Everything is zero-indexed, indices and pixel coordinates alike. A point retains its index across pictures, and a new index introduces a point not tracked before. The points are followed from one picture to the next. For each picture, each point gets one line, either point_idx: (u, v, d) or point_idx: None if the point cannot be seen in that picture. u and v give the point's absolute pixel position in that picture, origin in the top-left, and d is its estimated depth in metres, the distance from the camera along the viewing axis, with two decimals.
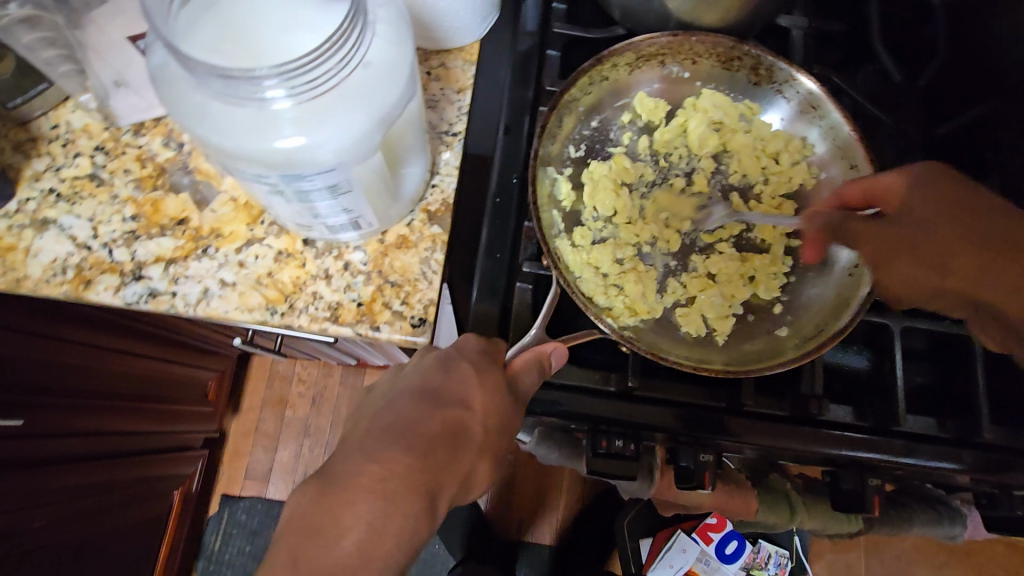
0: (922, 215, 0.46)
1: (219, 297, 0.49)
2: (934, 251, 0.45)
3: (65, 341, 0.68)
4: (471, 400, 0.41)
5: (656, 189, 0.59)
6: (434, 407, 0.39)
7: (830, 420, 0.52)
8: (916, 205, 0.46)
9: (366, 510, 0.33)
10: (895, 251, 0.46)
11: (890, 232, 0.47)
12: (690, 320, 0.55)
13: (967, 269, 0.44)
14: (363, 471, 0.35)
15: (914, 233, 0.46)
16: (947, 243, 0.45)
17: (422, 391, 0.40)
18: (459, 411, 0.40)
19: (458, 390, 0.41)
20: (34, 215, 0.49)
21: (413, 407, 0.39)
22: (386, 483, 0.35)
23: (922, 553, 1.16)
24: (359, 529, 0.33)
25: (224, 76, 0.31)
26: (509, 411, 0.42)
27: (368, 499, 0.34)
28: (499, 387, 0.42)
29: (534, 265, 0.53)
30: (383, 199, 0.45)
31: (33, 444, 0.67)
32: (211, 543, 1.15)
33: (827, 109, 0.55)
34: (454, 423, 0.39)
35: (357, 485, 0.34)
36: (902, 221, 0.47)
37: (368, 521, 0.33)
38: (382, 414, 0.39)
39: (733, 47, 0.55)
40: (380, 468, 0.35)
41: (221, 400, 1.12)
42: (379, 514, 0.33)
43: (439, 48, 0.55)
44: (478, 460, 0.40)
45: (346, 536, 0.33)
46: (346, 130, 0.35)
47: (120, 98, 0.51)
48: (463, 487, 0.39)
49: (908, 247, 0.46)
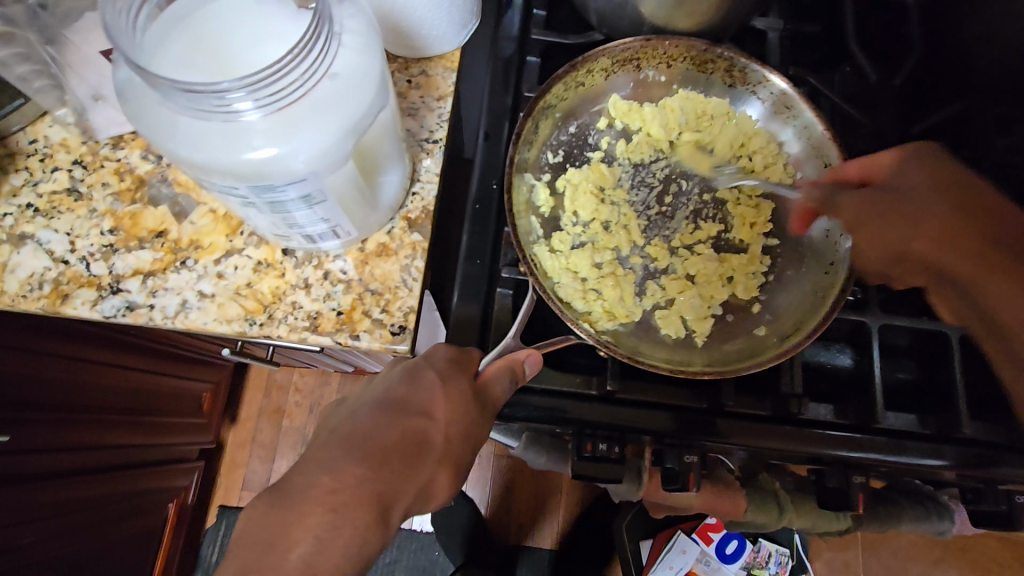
0: (908, 184, 0.49)
1: (198, 309, 0.49)
2: (917, 215, 0.48)
3: (47, 355, 0.68)
4: (434, 409, 0.41)
5: (634, 192, 0.59)
6: (394, 418, 0.39)
7: (812, 418, 0.52)
8: (909, 175, 0.50)
9: (314, 522, 0.33)
10: (874, 216, 0.50)
11: (879, 201, 0.50)
12: (669, 322, 0.55)
13: (919, 228, 0.48)
14: (315, 483, 0.35)
15: (908, 198, 0.49)
16: (932, 213, 0.48)
17: (384, 401, 0.40)
18: (426, 420, 0.40)
19: (421, 400, 0.41)
20: (12, 230, 0.49)
21: (380, 415, 0.39)
22: (335, 495, 0.35)
23: (918, 548, 1.16)
24: (306, 542, 0.33)
25: (189, 90, 0.31)
26: (474, 420, 0.42)
27: (329, 509, 0.34)
28: (462, 396, 0.42)
29: (513, 271, 0.53)
30: (359, 208, 0.45)
31: (18, 460, 0.66)
32: (206, 555, 1.14)
33: (800, 109, 0.55)
34: (414, 432, 0.39)
35: (307, 498, 0.34)
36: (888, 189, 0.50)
37: (316, 534, 0.33)
38: (342, 425, 0.39)
39: (706, 49, 0.56)
40: (332, 480, 0.35)
41: (217, 412, 1.12)
42: (328, 527, 0.34)
43: (418, 56, 0.55)
44: (439, 470, 0.40)
45: (294, 549, 0.33)
46: (316, 141, 0.35)
47: (99, 112, 0.51)
48: (422, 496, 0.39)
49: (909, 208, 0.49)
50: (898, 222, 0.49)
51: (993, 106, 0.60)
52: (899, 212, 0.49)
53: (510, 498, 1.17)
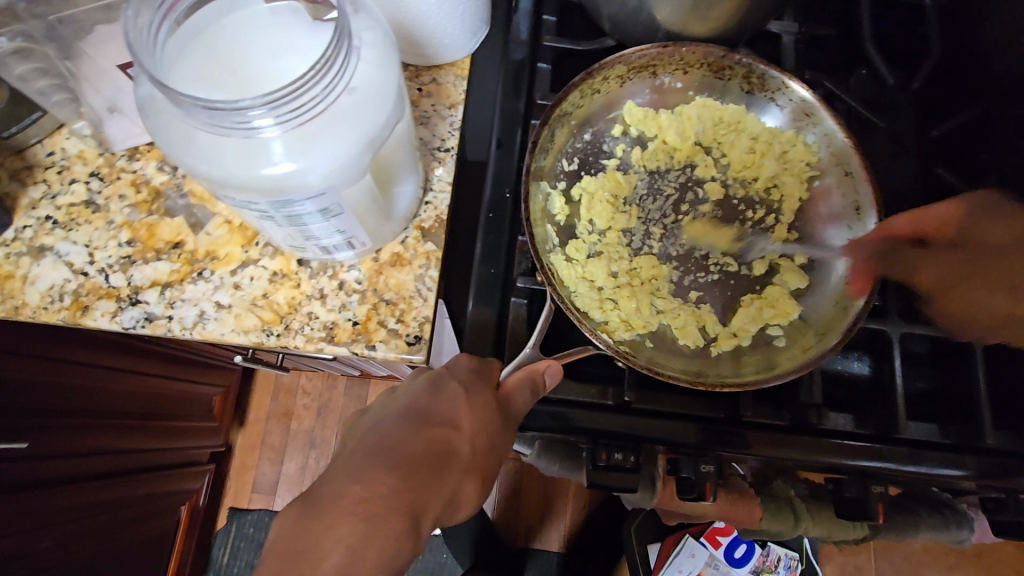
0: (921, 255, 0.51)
1: (215, 320, 0.49)
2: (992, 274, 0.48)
3: (62, 363, 0.68)
4: (460, 420, 0.41)
5: (650, 200, 0.59)
6: (420, 428, 0.40)
7: (831, 428, 0.51)
8: (981, 231, 0.49)
9: (348, 531, 0.33)
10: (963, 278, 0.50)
11: (966, 257, 0.50)
12: (686, 332, 0.54)
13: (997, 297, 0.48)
14: (337, 493, 0.35)
15: (990, 254, 0.49)
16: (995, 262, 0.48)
17: (408, 412, 0.41)
18: (450, 429, 0.41)
19: (445, 410, 0.41)
20: (32, 242, 0.50)
21: (404, 425, 0.40)
22: (367, 503, 0.34)
23: (933, 553, 1.15)
24: (339, 552, 0.32)
25: (209, 108, 0.31)
26: (497, 432, 0.42)
27: (361, 518, 0.34)
28: (487, 407, 0.42)
29: (528, 280, 0.53)
30: (375, 218, 0.45)
31: (36, 465, 0.67)
32: (220, 557, 1.15)
33: (821, 116, 0.55)
34: (441, 442, 0.40)
35: (339, 506, 0.34)
36: (975, 246, 0.49)
37: (350, 544, 0.33)
38: (368, 435, 0.39)
39: (723, 55, 0.55)
40: (362, 488, 0.35)
41: (226, 416, 1.13)
42: (362, 536, 0.33)
43: (429, 64, 0.55)
44: (465, 481, 0.40)
45: (325, 559, 0.32)
46: (334, 155, 0.35)
47: (114, 124, 0.51)
48: (449, 508, 0.38)
49: (995, 264, 0.48)
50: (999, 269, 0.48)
51: (1016, 108, 0.57)
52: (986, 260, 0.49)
53: (518, 500, 1.17)
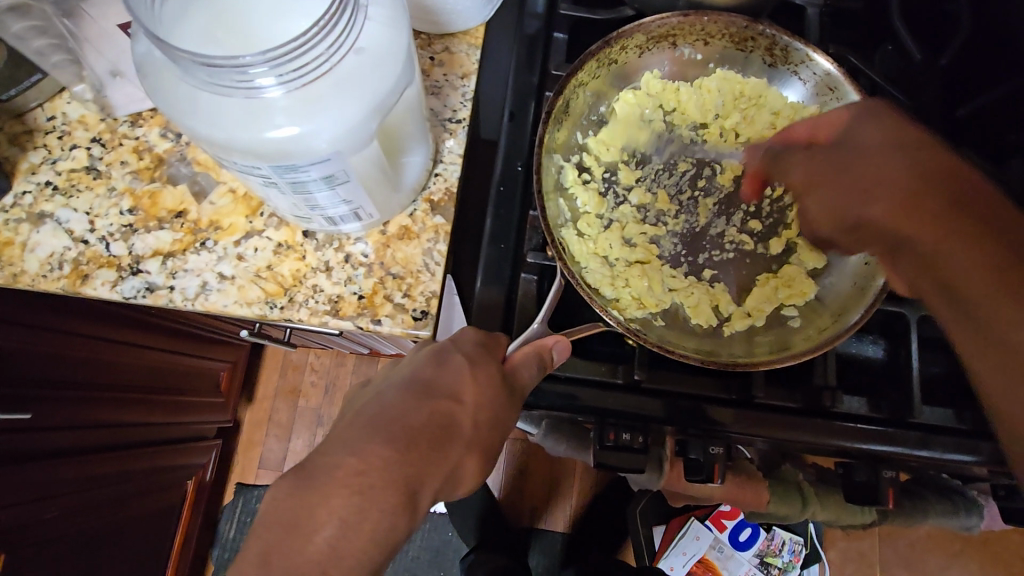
0: (852, 142, 0.45)
1: (218, 291, 0.48)
2: (875, 181, 0.42)
3: (71, 334, 0.68)
4: (462, 393, 0.40)
5: (665, 176, 0.57)
6: (420, 401, 0.38)
7: (846, 412, 0.50)
8: (859, 132, 0.44)
9: (340, 505, 0.33)
10: (832, 181, 0.46)
11: (835, 163, 0.46)
12: (699, 312, 0.53)
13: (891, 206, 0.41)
14: (339, 464, 0.34)
15: (861, 154, 0.44)
16: (890, 173, 0.41)
17: (411, 383, 0.40)
18: (452, 403, 0.39)
19: (447, 382, 0.40)
20: (31, 209, 0.48)
21: (405, 398, 0.38)
22: (362, 476, 0.34)
23: (936, 541, 1.15)
24: (332, 525, 0.32)
25: (209, 63, 0.30)
26: (503, 405, 0.41)
27: (355, 491, 0.33)
28: (491, 380, 0.41)
29: (538, 256, 0.52)
30: (382, 189, 0.44)
31: (41, 436, 0.67)
32: (223, 530, 1.17)
33: (845, 90, 0.52)
34: (443, 414, 0.39)
35: (334, 477, 0.34)
36: (848, 147, 0.45)
37: (343, 517, 0.33)
38: (368, 406, 0.38)
39: (746, 26, 0.53)
40: (358, 461, 0.34)
41: (234, 391, 1.13)
42: (356, 509, 0.33)
43: (442, 32, 0.53)
44: (467, 456, 0.39)
45: (319, 531, 0.32)
46: (341, 119, 0.34)
47: (117, 88, 0.49)
48: (449, 481, 0.38)
49: (865, 163, 0.43)
50: (866, 173, 0.43)
51: None
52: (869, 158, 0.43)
53: (522, 479, 1.16)
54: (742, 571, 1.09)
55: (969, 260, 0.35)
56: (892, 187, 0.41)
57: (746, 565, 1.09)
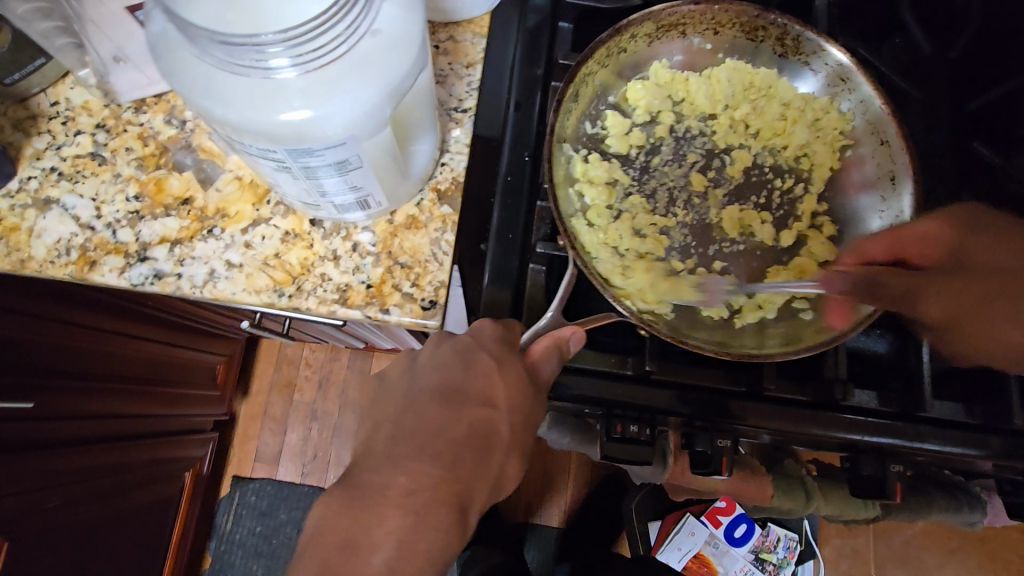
0: (915, 289, 0.47)
1: (226, 279, 0.47)
2: (967, 309, 0.46)
3: (70, 324, 0.67)
4: (494, 398, 0.40)
5: (675, 166, 0.57)
6: (457, 409, 0.39)
7: (855, 405, 0.50)
8: (920, 289, 0.47)
9: (396, 526, 0.34)
10: (968, 316, 0.46)
11: (919, 294, 0.47)
12: (710, 303, 0.53)
13: (996, 318, 0.45)
14: (390, 484, 0.35)
15: (932, 289, 0.46)
16: (969, 296, 0.46)
17: (440, 389, 0.40)
18: (486, 409, 0.40)
19: (477, 386, 0.40)
20: (36, 194, 0.48)
21: (440, 409, 0.39)
22: (415, 496, 0.35)
23: (933, 537, 1.15)
24: (389, 546, 0.34)
25: (227, 42, 0.29)
26: (534, 403, 0.41)
27: (409, 511, 0.35)
28: (521, 380, 0.41)
29: (548, 246, 0.51)
30: (392, 176, 0.43)
31: (43, 426, 0.66)
32: (223, 524, 1.16)
33: (858, 81, 0.53)
34: (478, 424, 0.39)
35: (386, 499, 0.35)
36: (921, 288, 0.47)
37: (399, 537, 0.34)
38: (404, 416, 0.39)
39: (758, 15, 0.53)
40: (409, 480, 0.36)
41: (230, 384, 1.12)
42: (409, 528, 0.34)
43: (445, 20, 0.52)
44: (507, 460, 0.40)
45: (376, 553, 0.34)
46: (356, 103, 0.34)
47: (121, 73, 0.49)
48: (496, 488, 0.40)
49: (946, 290, 0.46)
50: (967, 306, 0.45)
51: None
52: (951, 293, 0.46)
53: (519, 476, 1.15)
54: (737, 567, 1.09)
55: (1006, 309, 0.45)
56: (970, 311, 0.46)
57: (741, 561, 1.09)
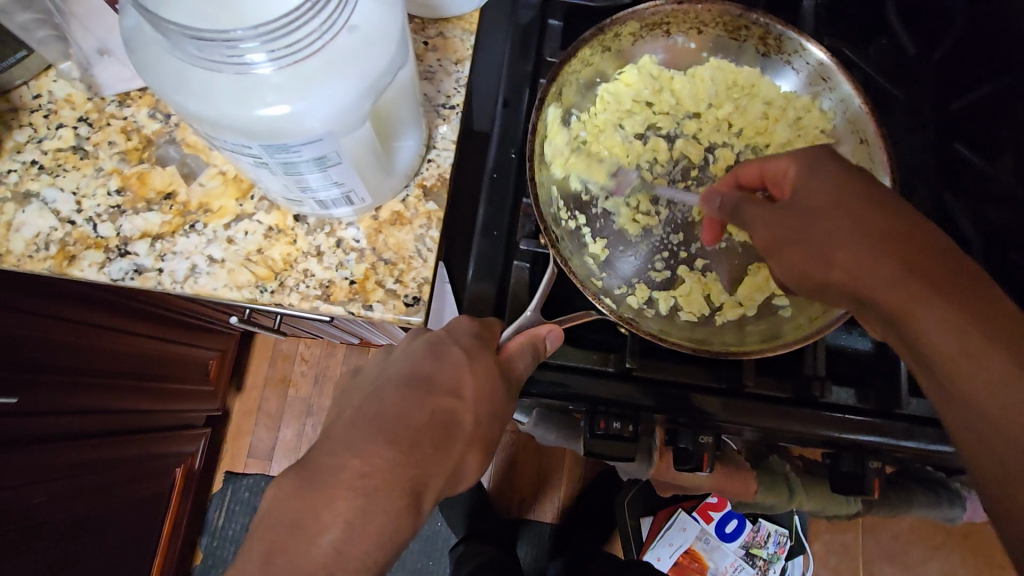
0: (811, 199, 0.40)
1: (207, 274, 0.47)
2: (828, 229, 0.38)
3: (58, 319, 0.67)
4: (463, 389, 0.40)
5: (658, 164, 0.57)
6: (428, 397, 0.39)
7: (832, 402, 0.51)
8: (811, 186, 0.40)
9: (353, 508, 0.34)
10: (794, 240, 0.41)
11: (790, 217, 0.41)
12: (692, 301, 0.54)
13: (860, 263, 0.37)
14: (344, 466, 0.35)
15: (833, 219, 0.38)
16: (843, 221, 0.38)
17: (409, 377, 0.40)
18: (453, 399, 0.40)
19: (447, 377, 0.40)
20: (17, 188, 0.48)
21: (404, 396, 0.39)
22: (368, 479, 0.35)
23: (920, 533, 1.17)
24: (336, 528, 0.34)
25: (199, 37, 0.29)
26: (502, 398, 0.42)
27: (359, 494, 0.34)
28: (490, 374, 0.41)
29: (531, 244, 0.52)
30: (375, 173, 0.43)
31: (31, 421, 0.66)
32: (213, 519, 1.16)
33: (838, 80, 0.53)
34: (442, 414, 0.39)
35: (338, 481, 0.34)
36: (800, 206, 0.41)
37: (346, 520, 0.34)
38: (367, 403, 0.38)
39: (740, 14, 0.53)
40: (361, 463, 0.35)
41: (223, 379, 1.12)
42: (360, 511, 0.34)
43: (435, 16, 0.52)
44: (468, 451, 0.40)
45: (324, 535, 0.33)
46: (335, 99, 0.33)
47: (104, 67, 0.49)
48: (453, 479, 0.39)
49: (818, 220, 0.39)
50: (820, 229, 0.39)
51: None
52: (828, 213, 0.39)
53: (510, 471, 1.16)
54: (728, 562, 1.10)
55: (994, 370, 0.31)
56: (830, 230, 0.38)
57: (732, 556, 1.10)
